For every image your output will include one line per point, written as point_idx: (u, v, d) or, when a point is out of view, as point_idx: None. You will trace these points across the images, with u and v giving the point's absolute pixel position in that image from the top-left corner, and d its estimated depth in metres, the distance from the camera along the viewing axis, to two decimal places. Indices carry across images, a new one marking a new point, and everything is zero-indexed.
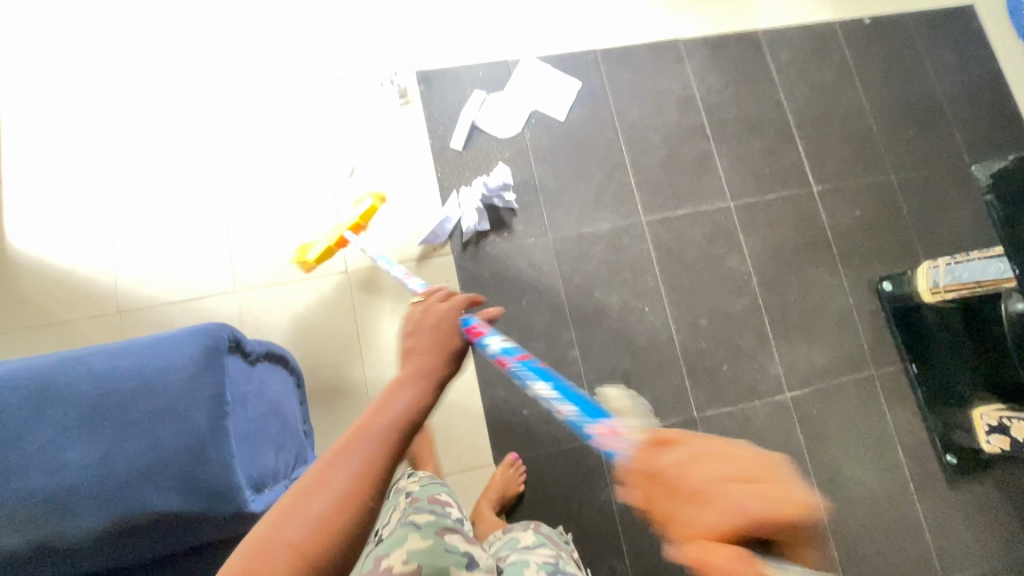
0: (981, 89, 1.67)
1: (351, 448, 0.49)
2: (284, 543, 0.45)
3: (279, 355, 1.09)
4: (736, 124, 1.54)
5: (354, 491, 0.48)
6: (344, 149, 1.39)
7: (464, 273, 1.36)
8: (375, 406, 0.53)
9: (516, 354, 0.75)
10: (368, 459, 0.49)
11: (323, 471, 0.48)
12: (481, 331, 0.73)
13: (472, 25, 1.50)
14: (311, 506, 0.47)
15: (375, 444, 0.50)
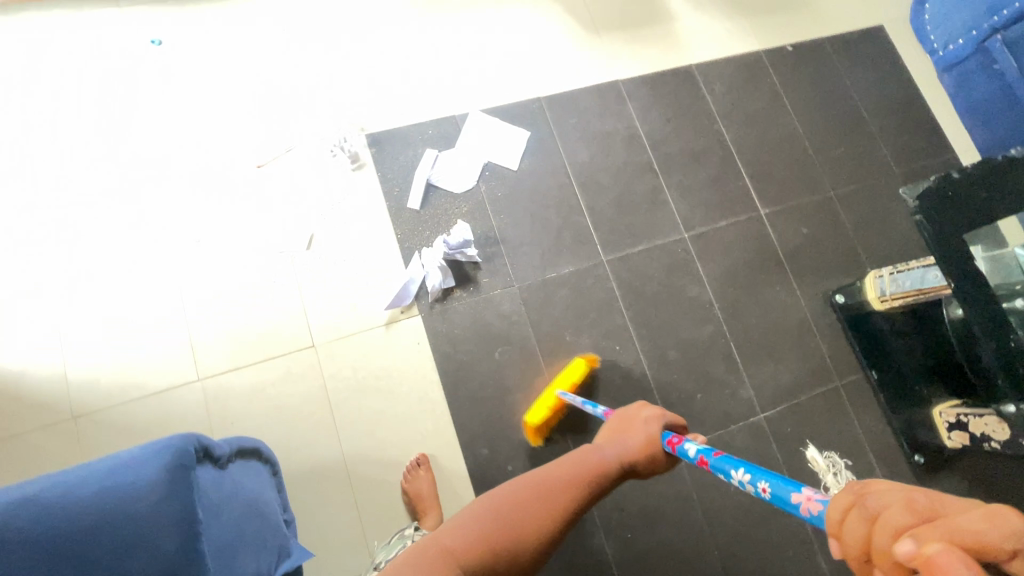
0: (900, 103, 1.79)
1: (543, 476, 0.64)
2: (474, 535, 0.58)
3: (252, 447, 1.06)
4: (682, 157, 1.60)
5: (529, 516, 0.60)
6: (300, 219, 1.37)
7: (434, 333, 1.35)
8: (566, 462, 0.67)
9: (704, 455, 0.70)
10: (548, 493, 0.62)
11: (519, 484, 0.62)
12: (678, 441, 0.74)
13: (417, 84, 1.52)
14: (498, 512, 0.60)
15: (562, 486, 0.64)
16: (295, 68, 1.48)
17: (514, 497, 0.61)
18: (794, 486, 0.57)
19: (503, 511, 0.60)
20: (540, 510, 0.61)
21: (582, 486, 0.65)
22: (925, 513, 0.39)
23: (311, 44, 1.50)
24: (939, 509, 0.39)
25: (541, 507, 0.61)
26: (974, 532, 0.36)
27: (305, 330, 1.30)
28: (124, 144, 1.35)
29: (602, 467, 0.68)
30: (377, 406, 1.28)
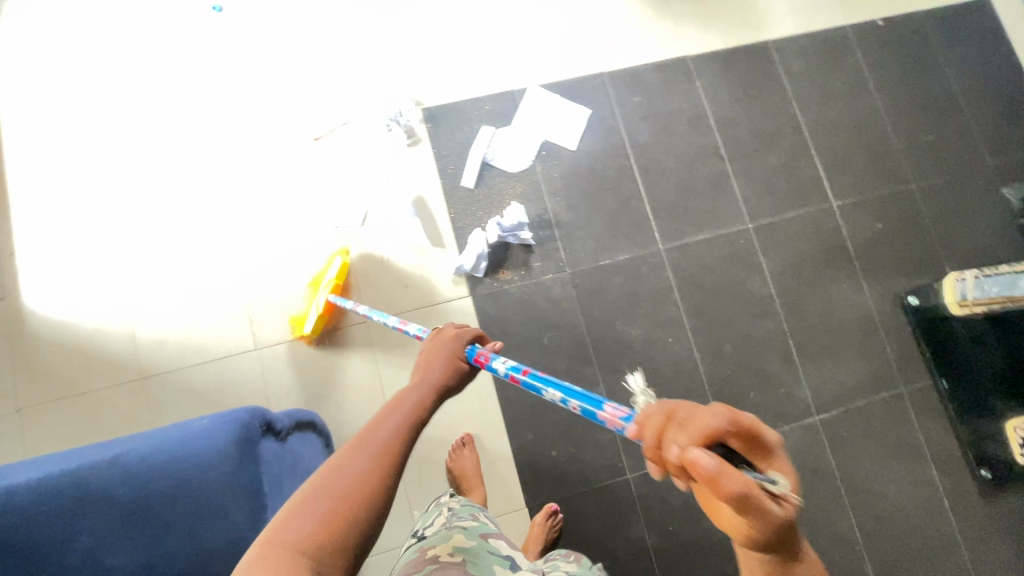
0: (1002, 86, 1.62)
1: (371, 434, 0.52)
2: (315, 522, 0.45)
3: (308, 417, 1.09)
4: (750, 141, 1.51)
5: (375, 477, 0.49)
6: (355, 194, 1.37)
7: (483, 314, 1.34)
8: (393, 407, 0.56)
9: (520, 370, 0.70)
10: (391, 446, 0.52)
11: (351, 451, 0.50)
12: (487, 359, 0.71)
13: (476, 55, 1.47)
14: (336, 486, 0.48)
15: (393, 434, 0.53)
16: (353, 37, 1.45)
17: (351, 468, 0.49)
18: (597, 403, 0.59)
19: (344, 484, 0.48)
20: (380, 469, 0.50)
21: (411, 427, 0.55)
22: (675, 419, 0.42)
23: (370, 13, 1.47)
24: (688, 410, 0.43)
25: (381, 465, 0.50)
26: (709, 424, 0.41)
27: (358, 306, 1.31)
28: (187, 111, 1.36)
29: (421, 401, 0.59)
30: None
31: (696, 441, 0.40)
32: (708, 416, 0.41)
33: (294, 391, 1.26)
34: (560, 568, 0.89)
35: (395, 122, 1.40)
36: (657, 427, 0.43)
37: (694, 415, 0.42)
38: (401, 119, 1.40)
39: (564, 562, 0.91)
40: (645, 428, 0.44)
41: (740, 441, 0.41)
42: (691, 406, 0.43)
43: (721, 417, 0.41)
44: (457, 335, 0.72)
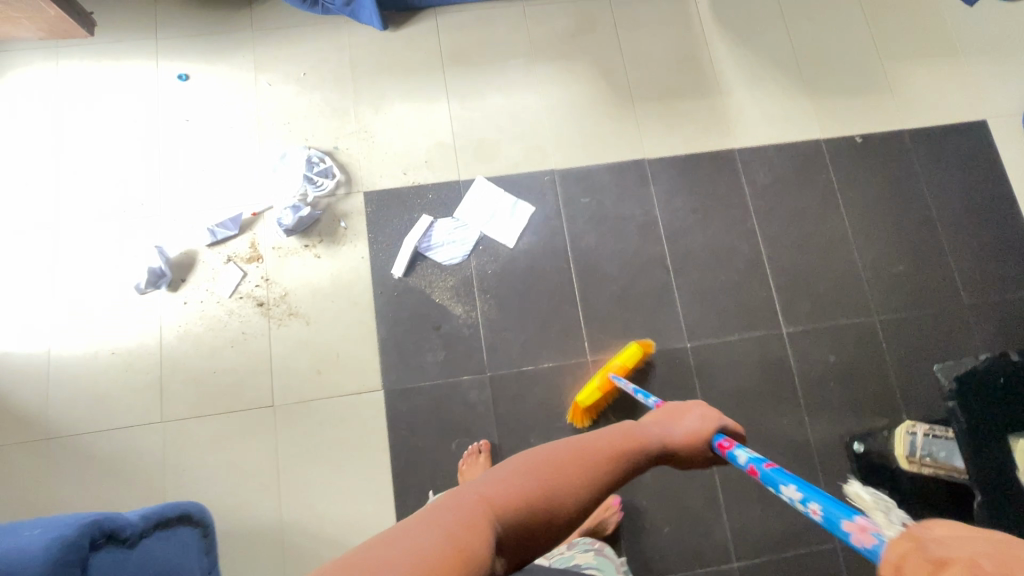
0: (987, 217, 1.50)
1: (600, 436, 0.61)
2: (523, 487, 0.52)
3: (167, 511, 1.06)
4: (702, 253, 1.43)
5: (582, 474, 0.56)
6: (281, 272, 1.36)
7: (393, 411, 1.30)
8: (614, 438, 0.62)
9: (767, 462, 0.68)
10: (591, 472, 0.56)
11: (570, 451, 0.57)
12: (729, 445, 0.71)
13: (426, 140, 1.46)
14: (544, 472, 0.54)
15: (605, 452, 0.59)
16: (307, 113, 1.46)
17: (564, 455, 0.56)
18: (847, 513, 0.55)
19: (551, 473, 0.54)
20: (580, 482, 0.55)
21: (622, 463, 0.60)
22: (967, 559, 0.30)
23: (329, 91, 1.48)
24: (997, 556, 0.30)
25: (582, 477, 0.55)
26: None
27: (267, 389, 1.30)
28: (137, 175, 1.39)
29: (638, 443, 0.64)
30: (320, 478, 1.26)
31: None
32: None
33: (190, 470, 1.25)
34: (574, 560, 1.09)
35: (320, 177, 1.40)
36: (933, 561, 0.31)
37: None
38: (329, 177, 1.41)
39: (580, 555, 1.10)
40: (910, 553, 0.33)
41: None
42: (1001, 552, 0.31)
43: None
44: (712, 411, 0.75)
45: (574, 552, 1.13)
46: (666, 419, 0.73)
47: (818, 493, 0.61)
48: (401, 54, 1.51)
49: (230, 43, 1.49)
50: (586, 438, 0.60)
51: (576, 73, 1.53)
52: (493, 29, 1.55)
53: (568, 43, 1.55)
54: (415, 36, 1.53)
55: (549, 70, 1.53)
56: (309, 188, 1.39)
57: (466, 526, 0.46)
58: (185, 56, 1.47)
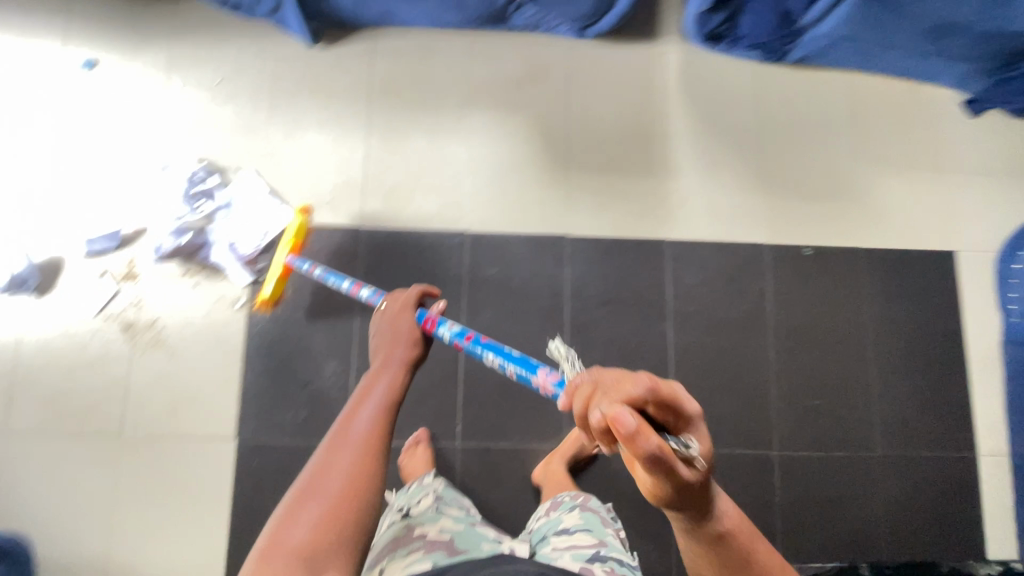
0: (929, 363, 1.36)
1: (373, 383, 0.73)
2: (325, 510, 0.59)
3: None
4: (604, 350, 1.33)
5: (361, 456, 0.64)
6: (155, 298, 1.28)
7: (243, 465, 1.25)
8: (371, 395, 0.71)
9: (466, 334, 0.86)
10: (365, 446, 0.65)
11: (340, 446, 0.65)
12: (433, 325, 0.89)
13: (335, 178, 1.35)
14: (325, 480, 0.62)
15: (370, 416, 0.68)
16: (214, 127, 1.35)
17: (341, 462, 0.63)
18: (531, 370, 0.75)
19: (332, 490, 0.61)
20: (363, 458, 0.64)
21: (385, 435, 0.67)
22: (610, 389, 0.52)
23: (240, 105, 1.37)
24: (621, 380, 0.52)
25: (363, 468, 0.63)
26: (630, 394, 0.50)
27: (116, 419, 1.24)
28: (25, 166, 1.31)
29: (389, 387, 0.73)
30: (155, 522, 1.22)
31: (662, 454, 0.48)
32: (631, 388, 0.50)
33: (24, 491, 1.21)
34: (562, 523, 1.02)
35: (202, 199, 1.28)
36: (598, 390, 0.53)
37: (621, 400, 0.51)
38: (211, 200, 1.28)
39: (567, 517, 1.03)
40: (583, 385, 0.55)
41: (661, 408, 0.51)
42: (627, 376, 0.52)
43: (642, 386, 0.50)
44: (405, 296, 0.90)
45: (560, 512, 1.06)
46: (387, 350, 0.80)
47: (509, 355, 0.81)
48: (325, 77, 1.39)
49: (145, 35, 1.37)
50: (348, 427, 0.67)
51: (511, 128, 1.39)
52: (431, 62, 1.40)
53: (512, 90, 1.41)
54: (345, 57, 1.40)
55: (484, 119, 1.39)
56: (188, 210, 1.27)
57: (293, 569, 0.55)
58: (94, 42, 1.36)
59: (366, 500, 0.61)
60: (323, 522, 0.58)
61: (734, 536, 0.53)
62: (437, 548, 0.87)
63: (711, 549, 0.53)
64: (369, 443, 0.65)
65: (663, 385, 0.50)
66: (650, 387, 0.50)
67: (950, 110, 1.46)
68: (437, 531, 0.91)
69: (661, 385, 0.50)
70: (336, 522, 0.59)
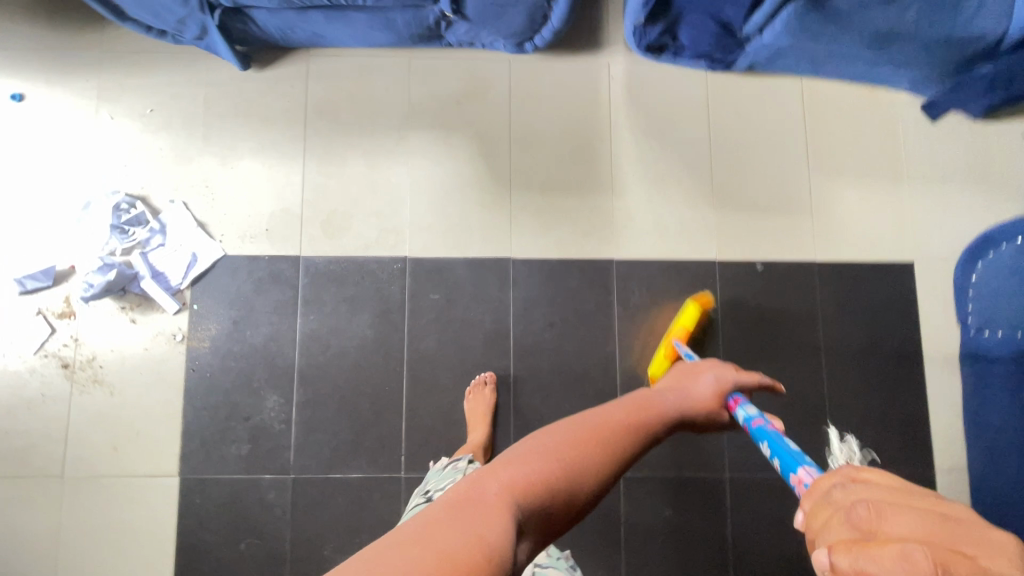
0: (885, 377, 1.33)
1: (663, 408, 0.59)
2: (538, 471, 0.45)
3: None
4: (549, 375, 1.30)
5: (608, 442, 0.49)
6: (92, 335, 1.27)
7: (185, 502, 1.24)
8: (631, 401, 0.56)
9: (756, 421, 0.71)
10: (611, 446, 0.49)
11: (585, 421, 0.50)
12: (735, 405, 0.74)
13: (271, 205, 1.33)
14: (550, 446, 0.47)
15: (627, 421, 0.52)
16: (148, 158, 1.33)
17: (567, 437, 0.48)
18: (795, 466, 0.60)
19: (555, 453, 0.46)
20: (610, 439, 0.50)
21: (636, 430, 0.52)
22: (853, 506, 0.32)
23: (174, 133, 1.34)
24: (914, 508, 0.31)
25: (598, 455, 0.48)
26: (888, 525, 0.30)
27: (58, 458, 1.24)
28: None
29: (659, 412, 0.58)
30: (99, 561, 1.22)
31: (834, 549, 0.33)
32: (881, 514, 0.30)
33: None
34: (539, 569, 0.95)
35: (133, 228, 1.29)
36: (836, 505, 0.34)
37: (930, 525, 0.29)
38: (141, 227, 1.29)
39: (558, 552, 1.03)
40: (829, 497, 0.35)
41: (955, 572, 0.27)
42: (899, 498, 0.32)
43: (916, 524, 0.29)
44: (736, 371, 0.76)
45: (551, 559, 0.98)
46: (681, 399, 0.65)
47: (784, 447, 0.65)
48: (260, 102, 1.36)
49: (75, 65, 1.34)
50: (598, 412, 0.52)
51: (452, 148, 1.36)
52: (368, 83, 1.37)
53: (452, 109, 1.37)
54: (279, 80, 1.36)
55: (424, 141, 1.36)
56: (118, 240, 1.28)
57: (484, 530, 0.38)
58: (22, 74, 1.33)
59: (572, 477, 0.45)
60: (536, 488, 0.44)
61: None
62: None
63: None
64: (622, 434, 0.51)
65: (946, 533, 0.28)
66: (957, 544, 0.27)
67: (907, 114, 1.41)
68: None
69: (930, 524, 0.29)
70: (545, 497, 0.44)
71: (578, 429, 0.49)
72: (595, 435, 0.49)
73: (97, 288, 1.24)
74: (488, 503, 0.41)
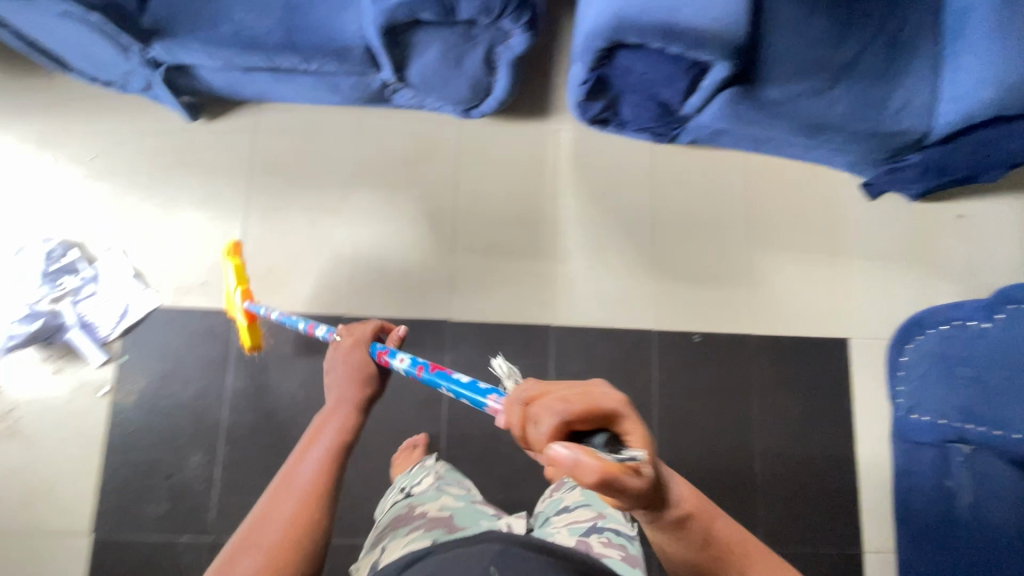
0: (817, 454, 1.33)
1: (331, 420, 0.78)
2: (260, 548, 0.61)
3: None
4: (481, 440, 1.29)
5: (315, 488, 0.68)
6: (12, 384, 1.24)
7: (96, 563, 1.20)
8: (322, 438, 0.75)
9: (419, 367, 0.81)
10: (310, 491, 0.67)
11: (282, 494, 0.66)
12: (389, 359, 0.88)
13: (210, 258, 1.32)
14: (265, 525, 0.63)
15: (315, 469, 0.70)
16: (88, 205, 1.31)
17: (274, 523, 0.63)
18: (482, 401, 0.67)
19: (266, 542, 0.62)
20: (314, 485, 0.68)
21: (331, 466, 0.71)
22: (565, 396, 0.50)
23: (116, 180, 1.33)
24: (589, 389, 0.51)
25: (296, 508, 0.65)
26: (586, 409, 0.49)
27: None
28: None
29: (346, 420, 0.79)
30: None
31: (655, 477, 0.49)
32: (575, 403, 0.50)
33: None
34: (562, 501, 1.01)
35: (64, 276, 1.27)
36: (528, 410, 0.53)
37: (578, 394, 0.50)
38: (73, 275, 1.27)
39: (567, 496, 1.02)
40: (512, 405, 0.55)
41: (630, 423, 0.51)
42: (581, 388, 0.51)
43: (579, 404, 0.49)
44: (359, 339, 0.94)
45: (562, 492, 1.04)
46: (340, 391, 0.84)
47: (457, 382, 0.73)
48: (206, 153, 1.36)
49: (20, 108, 1.33)
50: (291, 475, 0.69)
51: (396, 207, 1.36)
52: (316, 140, 1.37)
53: (399, 169, 1.37)
54: (227, 133, 1.36)
55: (369, 200, 1.36)
56: (47, 288, 1.25)
57: None
58: None
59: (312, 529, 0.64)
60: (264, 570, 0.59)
61: (695, 517, 0.56)
62: (437, 525, 0.87)
63: (678, 532, 0.56)
64: (323, 475, 0.70)
65: (592, 395, 0.50)
66: (623, 403, 0.51)
67: (846, 192, 1.44)
68: (436, 511, 0.91)
69: (586, 395, 0.50)
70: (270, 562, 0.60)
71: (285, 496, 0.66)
72: (302, 493, 0.67)
73: (22, 338, 1.22)
74: None
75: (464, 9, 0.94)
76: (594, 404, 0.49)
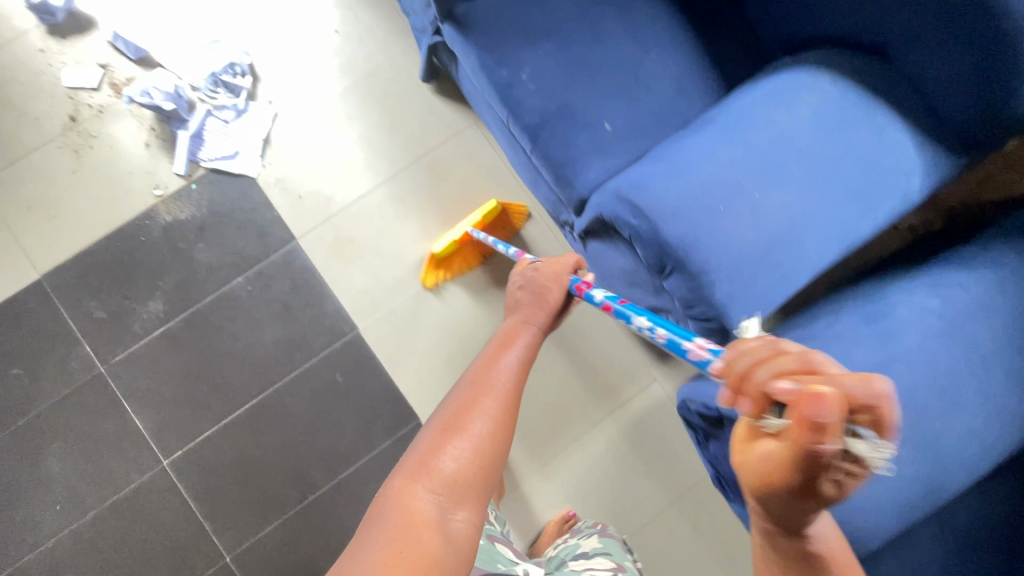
0: None
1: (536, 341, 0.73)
2: (458, 461, 0.53)
3: None
4: (337, 527, 1.22)
5: (514, 399, 0.61)
6: (112, 120, 1.28)
7: (21, 297, 1.24)
8: (522, 340, 0.72)
9: (608, 302, 0.79)
10: (517, 390, 0.62)
11: (486, 388, 0.60)
12: (587, 288, 0.84)
13: (323, 186, 1.30)
14: (469, 426, 0.56)
15: (515, 366, 0.66)
16: (295, 59, 1.33)
17: (491, 405, 0.59)
18: (689, 338, 0.64)
19: (477, 434, 0.55)
20: (512, 405, 0.60)
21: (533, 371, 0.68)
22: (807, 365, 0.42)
23: (331, 63, 1.33)
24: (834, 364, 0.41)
25: (518, 406, 0.60)
26: (847, 390, 0.38)
27: None
28: None
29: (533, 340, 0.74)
30: None
31: (794, 377, 0.41)
32: (851, 383, 0.38)
33: None
34: (578, 547, 0.99)
35: (224, 90, 1.29)
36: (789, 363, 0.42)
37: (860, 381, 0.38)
38: (230, 96, 1.30)
39: (583, 542, 1.00)
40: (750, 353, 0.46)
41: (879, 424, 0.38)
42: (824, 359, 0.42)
43: (870, 392, 0.37)
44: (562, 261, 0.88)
45: (577, 540, 1.02)
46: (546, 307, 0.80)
47: (664, 321, 0.70)
48: (408, 111, 1.32)
49: None
50: (503, 365, 0.65)
51: (481, 298, 1.29)
52: (487, 188, 1.31)
53: None
54: (437, 115, 1.33)
55: (469, 270, 1.30)
56: (205, 86, 1.28)
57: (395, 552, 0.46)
58: None
59: (508, 436, 0.58)
60: (466, 467, 0.53)
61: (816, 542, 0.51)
62: None
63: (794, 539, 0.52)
64: (524, 375, 0.65)
65: (888, 401, 0.38)
66: (879, 396, 0.38)
67: None
68: None
69: (886, 400, 0.38)
70: (478, 465, 0.54)
71: (480, 389, 0.60)
72: (506, 408, 0.59)
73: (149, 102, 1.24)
74: (400, 535, 0.47)
75: (669, 282, 0.85)
76: (862, 391, 0.37)
